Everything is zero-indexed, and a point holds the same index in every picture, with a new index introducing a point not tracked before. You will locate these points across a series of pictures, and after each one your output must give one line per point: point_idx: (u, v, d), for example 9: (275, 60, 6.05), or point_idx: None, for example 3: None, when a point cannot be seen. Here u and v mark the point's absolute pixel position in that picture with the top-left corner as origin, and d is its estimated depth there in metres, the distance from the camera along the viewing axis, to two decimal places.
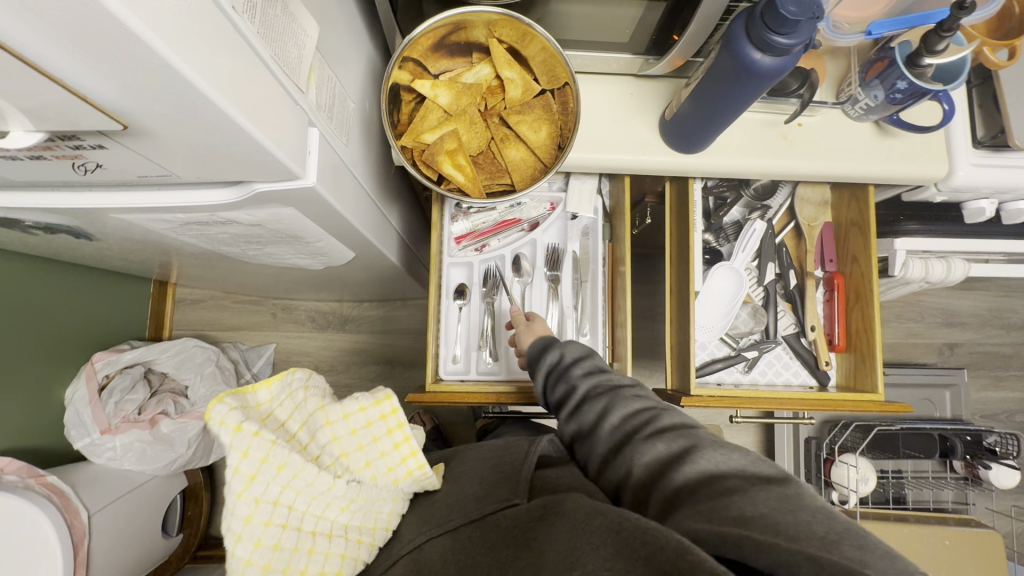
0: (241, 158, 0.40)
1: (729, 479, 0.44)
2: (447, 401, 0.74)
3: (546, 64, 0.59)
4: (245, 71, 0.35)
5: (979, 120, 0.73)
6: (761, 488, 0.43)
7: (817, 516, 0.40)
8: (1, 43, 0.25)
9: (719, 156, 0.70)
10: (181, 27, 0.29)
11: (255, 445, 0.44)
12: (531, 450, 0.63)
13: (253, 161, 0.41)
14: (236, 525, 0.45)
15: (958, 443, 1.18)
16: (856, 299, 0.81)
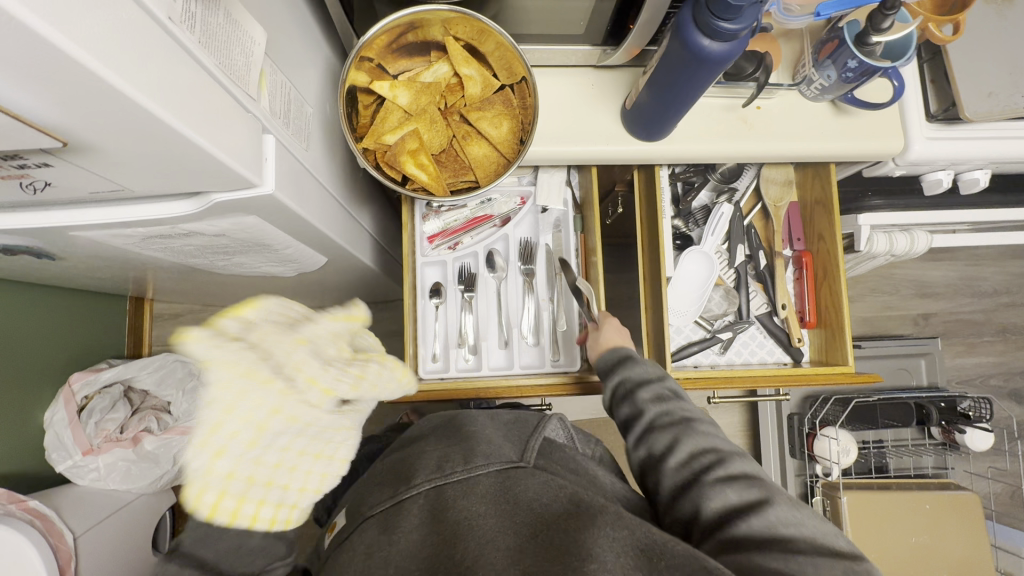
0: (194, 171, 0.40)
1: (798, 542, 0.46)
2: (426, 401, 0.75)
3: (503, 59, 0.59)
4: (188, 81, 0.35)
5: (931, 94, 0.75)
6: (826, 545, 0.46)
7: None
8: None
9: (682, 142, 0.71)
10: (116, 41, 0.29)
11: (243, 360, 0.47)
12: (539, 424, 0.60)
13: (206, 172, 0.41)
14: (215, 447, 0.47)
15: (933, 410, 1.21)
16: (825, 276, 0.83)
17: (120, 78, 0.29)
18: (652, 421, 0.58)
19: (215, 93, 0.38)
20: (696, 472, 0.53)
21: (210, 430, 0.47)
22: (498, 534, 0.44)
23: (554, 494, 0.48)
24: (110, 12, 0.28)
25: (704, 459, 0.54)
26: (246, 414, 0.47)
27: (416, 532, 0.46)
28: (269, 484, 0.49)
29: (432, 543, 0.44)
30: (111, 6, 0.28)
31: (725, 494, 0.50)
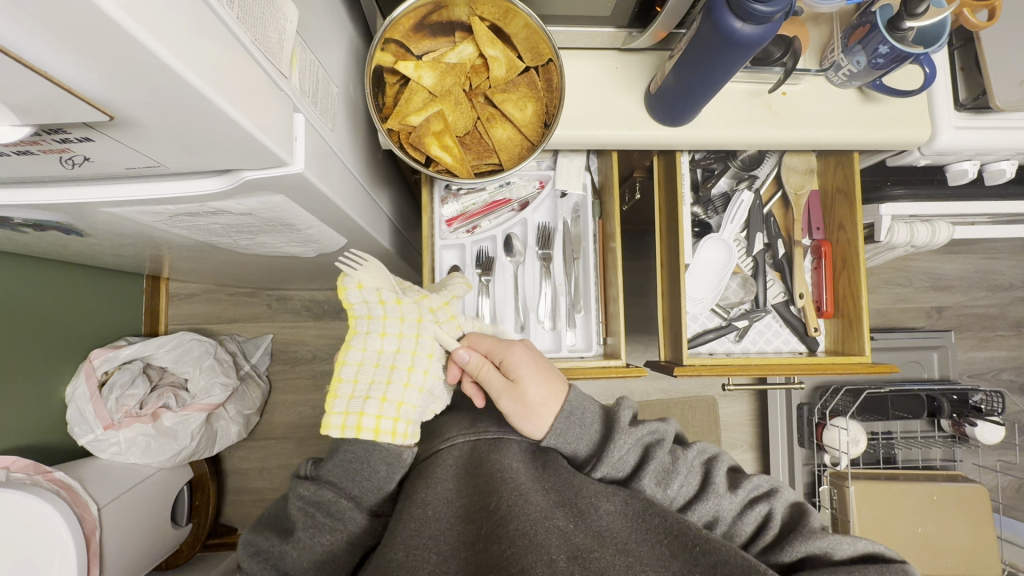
0: (223, 145, 0.39)
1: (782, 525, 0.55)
2: None
3: (529, 40, 0.59)
4: (223, 55, 0.35)
5: (961, 83, 0.74)
6: (798, 518, 0.55)
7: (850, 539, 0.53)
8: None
9: (705, 128, 0.71)
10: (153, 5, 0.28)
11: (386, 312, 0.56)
12: None
13: (237, 148, 0.41)
14: (349, 381, 0.55)
15: (945, 403, 1.21)
16: (844, 265, 0.83)
17: (155, 45, 0.28)
18: (641, 476, 0.56)
19: (249, 68, 0.38)
20: (712, 511, 0.55)
21: (359, 362, 0.56)
22: (530, 492, 0.50)
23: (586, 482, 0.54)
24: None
25: (714, 503, 0.56)
26: (379, 352, 0.56)
27: (457, 496, 0.52)
28: (411, 408, 0.55)
29: (467, 513, 0.50)
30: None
31: (743, 521, 0.55)
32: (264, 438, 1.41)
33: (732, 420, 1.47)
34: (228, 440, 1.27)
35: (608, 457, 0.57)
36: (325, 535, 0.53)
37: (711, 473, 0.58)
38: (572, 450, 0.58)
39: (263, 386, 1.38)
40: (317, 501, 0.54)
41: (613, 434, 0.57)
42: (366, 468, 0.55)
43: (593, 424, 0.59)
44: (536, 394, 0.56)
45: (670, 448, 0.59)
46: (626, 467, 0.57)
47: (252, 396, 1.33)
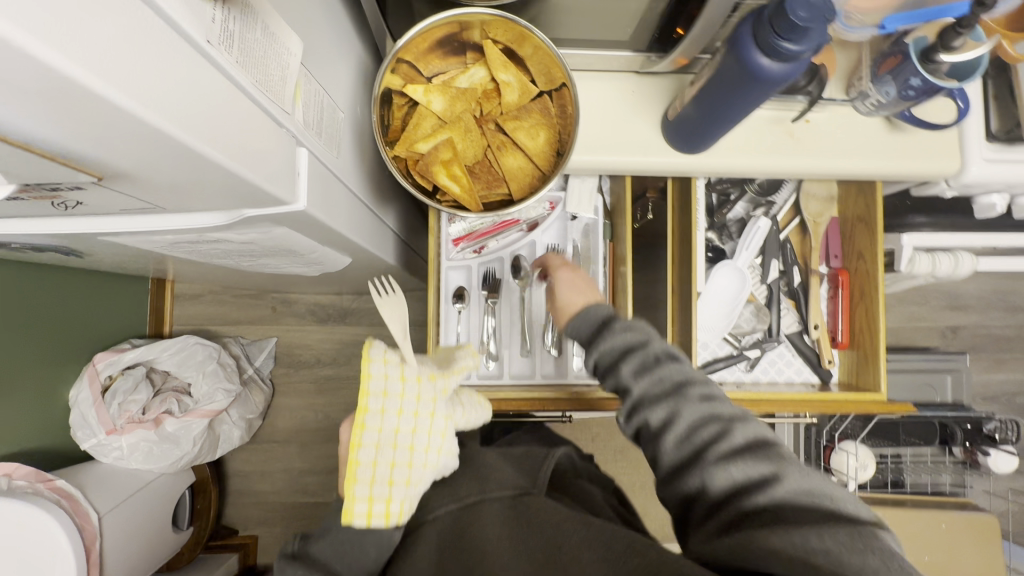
0: (218, 189, 0.37)
1: (798, 512, 0.43)
2: None
3: (543, 65, 0.57)
4: (214, 100, 0.32)
5: (994, 112, 0.70)
6: (830, 515, 0.42)
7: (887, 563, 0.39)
8: None
9: (723, 156, 0.68)
10: (124, 57, 0.25)
11: (402, 392, 0.53)
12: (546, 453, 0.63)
13: (234, 190, 0.38)
14: (362, 467, 0.51)
15: (959, 431, 1.20)
16: (861, 297, 0.81)
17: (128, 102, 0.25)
18: (663, 424, 0.50)
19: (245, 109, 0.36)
20: (715, 462, 0.47)
21: (375, 446, 0.52)
22: (505, 560, 0.49)
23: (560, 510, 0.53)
24: (125, 27, 0.25)
25: (740, 458, 0.46)
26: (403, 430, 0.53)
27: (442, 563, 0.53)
28: (418, 489, 0.54)
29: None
30: (126, 20, 0.25)
31: (742, 479, 0.45)
32: (266, 442, 1.41)
33: None
34: (230, 444, 1.27)
35: (631, 376, 0.53)
36: None
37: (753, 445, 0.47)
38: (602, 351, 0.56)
39: (266, 391, 1.37)
40: None
41: (637, 358, 0.53)
42: (359, 548, 0.55)
43: (627, 350, 0.54)
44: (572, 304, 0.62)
45: (704, 392, 0.51)
46: (645, 386, 0.52)
47: (255, 400, 1.32)
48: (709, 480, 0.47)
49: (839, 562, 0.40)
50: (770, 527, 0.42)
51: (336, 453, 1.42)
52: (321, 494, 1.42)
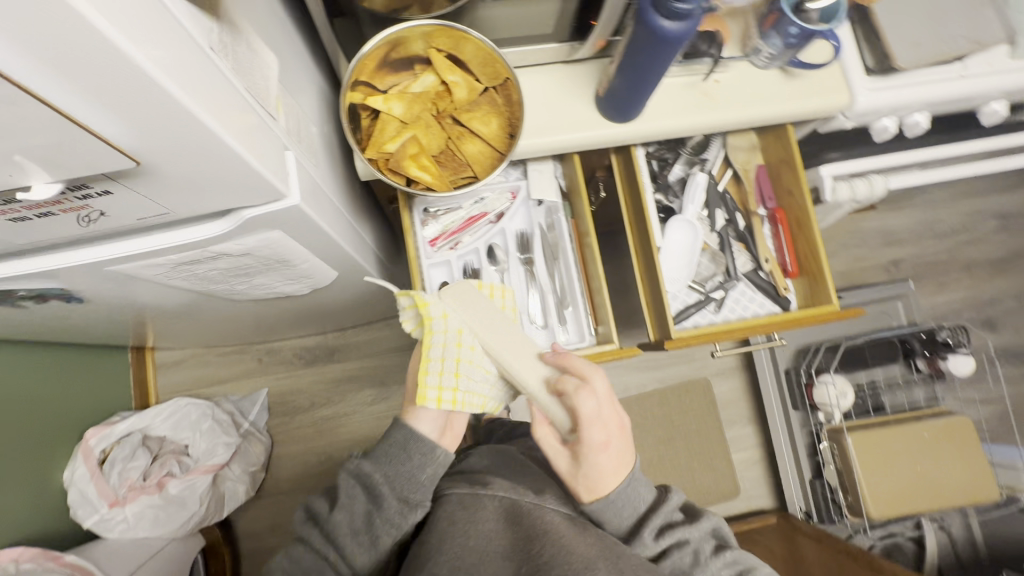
0: (220, 181, 0.43)
1: None
2: None
3: (484, 62, 0.65)
4: (221, 91, 0.39)
5: (867, 49, 0.83)
6: None
7: None
8: (51, 104, 0.30)
9: (651, 120, 0.78)
10: (161, 39, 0.32)
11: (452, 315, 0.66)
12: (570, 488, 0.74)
13: (235, 181, 0.44)
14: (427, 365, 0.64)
15: (915, 343, 1.32)
16: (800, 228, 0.90)
17: (134, 49, 0.29)
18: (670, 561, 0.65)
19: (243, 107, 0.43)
20: None
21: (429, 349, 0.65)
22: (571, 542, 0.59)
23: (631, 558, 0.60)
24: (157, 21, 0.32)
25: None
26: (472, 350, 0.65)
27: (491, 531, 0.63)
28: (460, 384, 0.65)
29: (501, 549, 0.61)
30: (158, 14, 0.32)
31: None
32: (272, 496, 1.38)
33: (728, 400, 1.53)
34: (236, 501, 1.26)
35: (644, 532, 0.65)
36: (354, 508, 0.67)
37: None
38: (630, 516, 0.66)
39: (265, 441, 1.36)
40: (362, 480, 0.69)
41: (654, 516, 0.66)
42: (405, 455, 0.69)
43: (637, 505, 0.67)
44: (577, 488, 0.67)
45: (695, 544, 0.66)
46: (655, 549, 0.65)
47: (255, 452, 1.31)
48: None
49: None
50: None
51: None
52: None
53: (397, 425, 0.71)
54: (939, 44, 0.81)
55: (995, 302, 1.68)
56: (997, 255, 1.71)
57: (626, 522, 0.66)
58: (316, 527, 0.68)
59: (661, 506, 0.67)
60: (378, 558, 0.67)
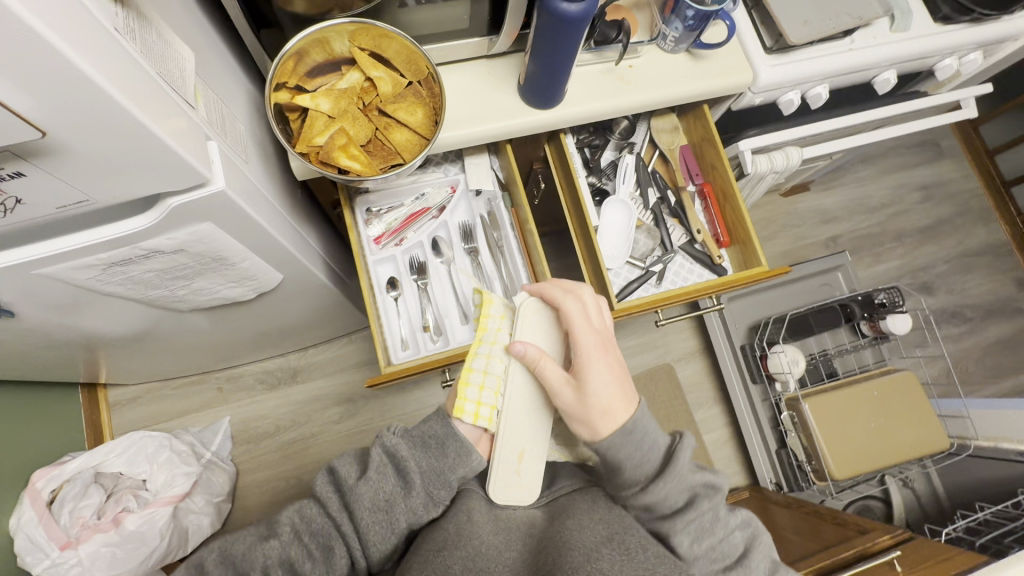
0: (139, 162, 0.45)
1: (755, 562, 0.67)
2: (402, 375, 0.79)
3: (408, 58, 0.69)
4: (130, 70, 0.41)
5: (764, 30, 0.90)
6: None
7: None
8: None
9: (572, 106, 0.84)
10: (62, 12, 0.34)
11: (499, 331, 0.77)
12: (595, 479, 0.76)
13: (155, 163, 0.46)
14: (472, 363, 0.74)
15: (856, 308, 1.37)
16: (726, 199, 0.95)
17: (20, 5, 0.31)
18: (679, 519, 0.64)
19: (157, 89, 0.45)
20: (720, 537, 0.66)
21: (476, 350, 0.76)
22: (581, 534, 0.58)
23: (641, 542, 0.58)
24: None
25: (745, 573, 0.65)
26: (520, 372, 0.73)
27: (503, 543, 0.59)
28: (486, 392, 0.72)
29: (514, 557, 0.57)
30: None
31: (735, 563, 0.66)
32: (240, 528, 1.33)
33: (693, 383, 1.57)
34: (201, 534, 1.21)
35: (651, 491, 0.64)
36: (384, 482, 0.61)
37: (742, 542, 0.67)
38: (650, 465, 0.65)
39: (229, 470, 1.32)
40: (396, 459, 0.63)
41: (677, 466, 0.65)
42: (440, 449, 0.65)
43: (647, 455, 0.64)
44: (585, 432, 0.64)
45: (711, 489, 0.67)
46: (676, 502, 0.65)
47: (218, 481, 1.27)
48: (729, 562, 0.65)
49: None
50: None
51: None
52: None
53: (439, 417, 0.67)
54: (826, 22, 0.89)
55: (928, 267, 1.79)
56: (924, 224, 1.83)
57: (648, 469, 0.64)
58: (335, 491, 0.61)
59: (682, 449, 0.67)
60: (388, 546, 0.60)
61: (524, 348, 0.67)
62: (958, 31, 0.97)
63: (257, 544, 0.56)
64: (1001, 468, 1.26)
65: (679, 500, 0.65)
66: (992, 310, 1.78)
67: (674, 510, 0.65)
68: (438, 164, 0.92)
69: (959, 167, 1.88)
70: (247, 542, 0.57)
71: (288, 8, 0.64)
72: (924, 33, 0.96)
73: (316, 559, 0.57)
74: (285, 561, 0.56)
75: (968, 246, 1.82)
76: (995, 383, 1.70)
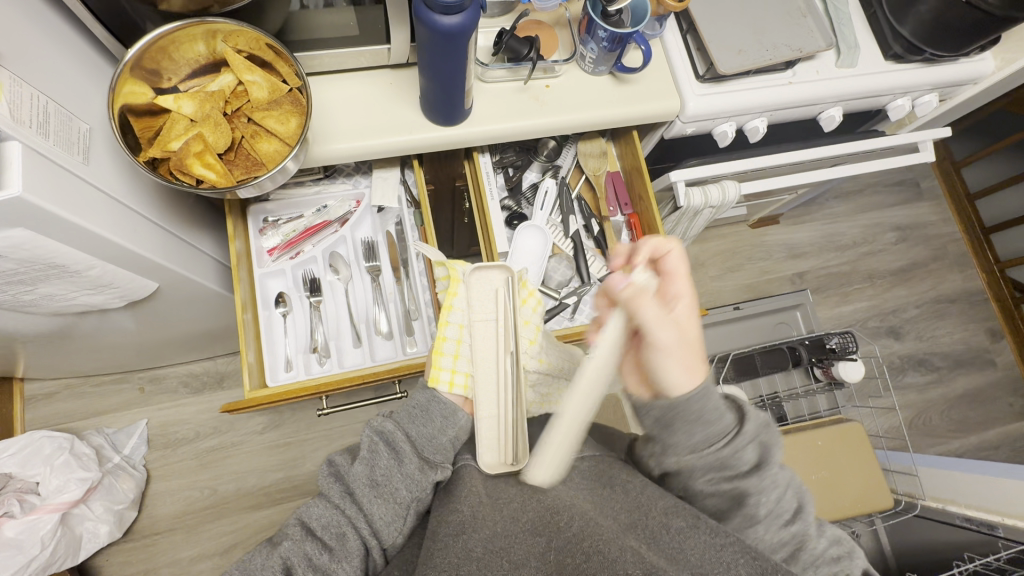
0: None
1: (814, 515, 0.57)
2: (266, 402, 0.73)
3: (283, 62, 0.64)
4: None
5: (697, 57, 0.85)
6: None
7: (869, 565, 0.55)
8: None
9: (480, 125, 0.79)
10: None
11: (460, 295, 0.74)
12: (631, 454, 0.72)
13: None
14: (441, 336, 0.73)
15: (803, 351, 1.30)
16: (649, 233, 0.90)
17: None
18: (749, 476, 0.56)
19: None
20: (776, 492, 0.56)
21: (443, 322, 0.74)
22: (598, 516, 0.52)
23: (659, 495, 0.56)
24: None
25: (808, 526, 0.56)
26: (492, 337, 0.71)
27: (519, 510, 0.57)
28: (456, 361, 0.71)
29: (535, 521, 0.55)
30: None
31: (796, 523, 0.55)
32: (147, 536, 1.28)
33: None
34: (96, 542, 1.17)
35: (709, 453, 0.56)
36: (382, 458, 0.62)
37: (796, 499, 0.57)
38: (693, 425, 0.56)
39: (137, 477, 1.27)
40: (383, 437, 0.64)
41: (728, 428, 0.57)
42: (424, 415, 0.68)
43: (715, 420, 0.57)
44: (677, 377, 0.56)
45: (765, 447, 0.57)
46: (731, 461, 0.56)
47: (123, 488, 1.22)
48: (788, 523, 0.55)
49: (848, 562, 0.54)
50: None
51: (230, 530, 1.30)
52: None
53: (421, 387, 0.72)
54: (763, 52, 0.83)
55: (899, 310, 1.71)
56: (897, 266, 1.75)
57: (692, 436, 0.57)
58: (336, 481, 0.62)
59: (745, 412, 0.58)
60: (397, 521, 0.61)
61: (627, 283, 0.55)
62: (908, 72, 0.92)
63: (272, 548, 0.57)
64: (949, 533, 1.18)
65: (727, 452, 0.56)
66: (962, 360, 1.70)
67: (747, 466, 0.56)
68: (348, 175, 0.89)
69: (937, 209, 1.81)
70: (259, 555, 0.57)
71: (163, 6, 0.59)
72: (872, 71, 0.91)
73: (332, 549, 0.57)
74: (301, 557, 0.56)
75: (941, 291, 1.75)
76: (959, 438, 1.62)
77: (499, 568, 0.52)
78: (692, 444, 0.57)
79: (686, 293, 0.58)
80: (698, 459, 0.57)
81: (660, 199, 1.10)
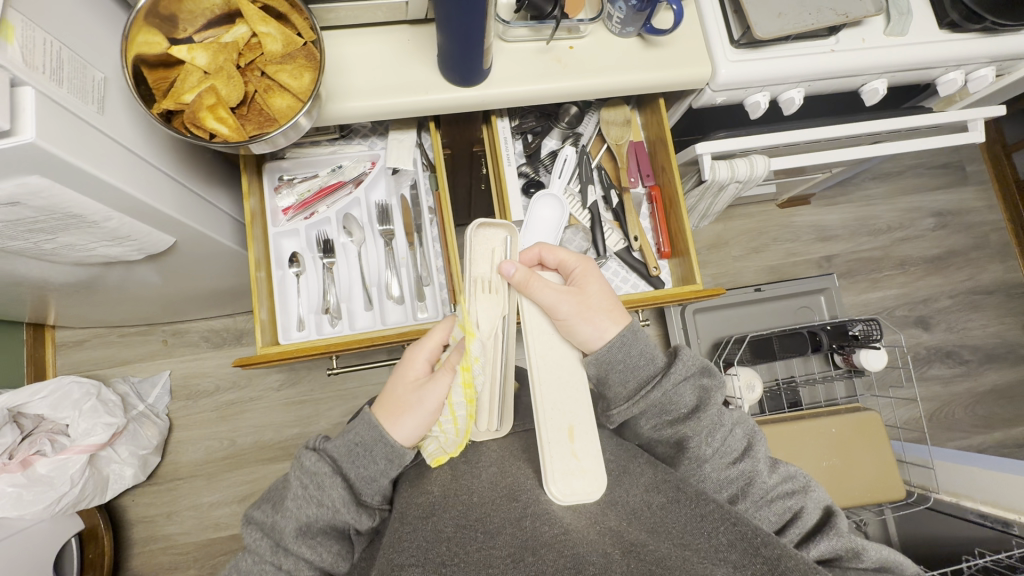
0: None
1: (763, 451, 0.62)
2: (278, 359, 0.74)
3: (297, 13, 0.62)
4: None
5: (733, 21, 0.80)
6: (823, 521, 0.59)
7: (818, 498, 0.60)
8: None
9: (499, 86, 0.76)
10: None
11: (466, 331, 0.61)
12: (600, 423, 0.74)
13: None
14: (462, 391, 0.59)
15: (824, 336, 1.25)
16: (671, 208, 0.88)
17: None
18: (696, 417, 0.61)
19: None
20: (724, 436, 0.61)
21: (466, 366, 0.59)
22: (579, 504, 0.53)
23: (643, 471, 0.58)
24: None
25: (756, 461, 0.61)
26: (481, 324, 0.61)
27: (499, 476, 0.57)
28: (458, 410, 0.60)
29: (510, 490, 0.55)
30: None
31: (748, 461, 0.61)
32: (171, 481, 1.34)
33: None
34: (122, 484, 1.23)
35: (646, 399, 0.61)
36: (312, 502, 0.57)
37: (744, 437, 0.62)
38: (633, 371, 0.61)
39: (161, 425, 1.33)
40: (314, 475, 0.58)
41: (667, 371, 0.62)
42: (366, 456, 0.59)
43: (643, 365, 0.62)
44: (589, 334, 0.59)
45: (703, 388, 0.62)
46: (678, 407, 0.62)
47: (146, 434, 1.28)
48: (740, 462, 0.61)
49: (800, 495, 0.60)
50: (763, 517, 0.59)
51: (246, 480, 1.36)
52: (234, 527, 1.33)
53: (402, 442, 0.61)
54: (804, 17, 0.77)
55: (930, 300, 1.65)
56: (933, 253, 1.67)
57: (638, 388, 0.62)
58: (264, 533, 0.58)
59: (681, 353, 0.63)
60: (339, 549, 0.60)
61: (516, 264, 0.59)
62: (965, 42, 0.84)
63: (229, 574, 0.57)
64: (959, 527, 1.16)
65: (668, 398, 0.62)
66: (994, 354, 1.63)
67: (688, 409, 0.62)
68: (364, 136, 0.87)
69: (983, 195, 1.71)
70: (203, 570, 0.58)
71: None
72: (923, 41, 0.84)
73: None
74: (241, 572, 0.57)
75: (978, 283, 1.67)
76: (981, 433, 1.58)
77: (474, 538, 0.49)
78: (635, 397, 0.62)
79: (574, 266, 0.63)
80: (646, 410, 0.62)
81: (685, 172, 1.06)
